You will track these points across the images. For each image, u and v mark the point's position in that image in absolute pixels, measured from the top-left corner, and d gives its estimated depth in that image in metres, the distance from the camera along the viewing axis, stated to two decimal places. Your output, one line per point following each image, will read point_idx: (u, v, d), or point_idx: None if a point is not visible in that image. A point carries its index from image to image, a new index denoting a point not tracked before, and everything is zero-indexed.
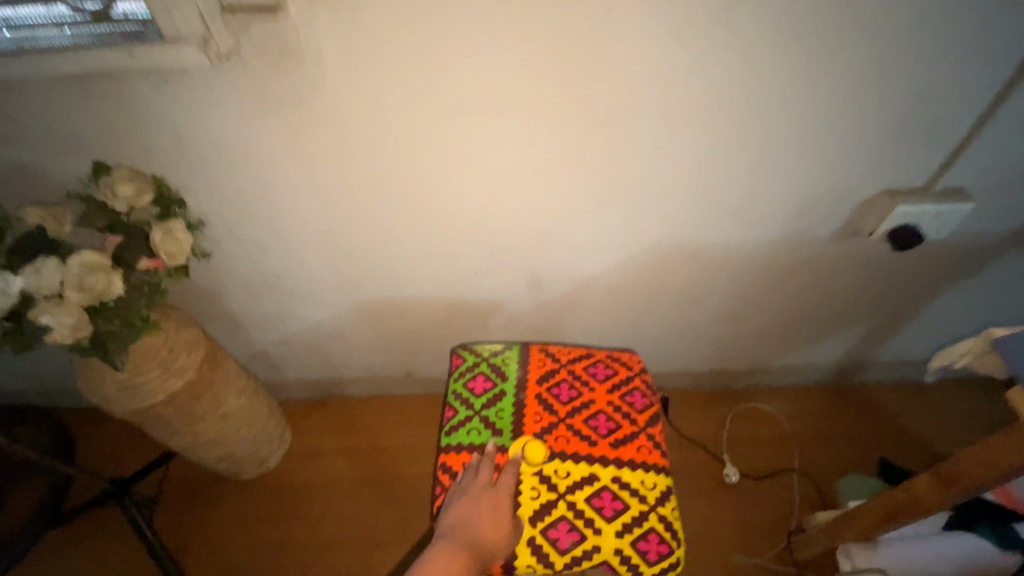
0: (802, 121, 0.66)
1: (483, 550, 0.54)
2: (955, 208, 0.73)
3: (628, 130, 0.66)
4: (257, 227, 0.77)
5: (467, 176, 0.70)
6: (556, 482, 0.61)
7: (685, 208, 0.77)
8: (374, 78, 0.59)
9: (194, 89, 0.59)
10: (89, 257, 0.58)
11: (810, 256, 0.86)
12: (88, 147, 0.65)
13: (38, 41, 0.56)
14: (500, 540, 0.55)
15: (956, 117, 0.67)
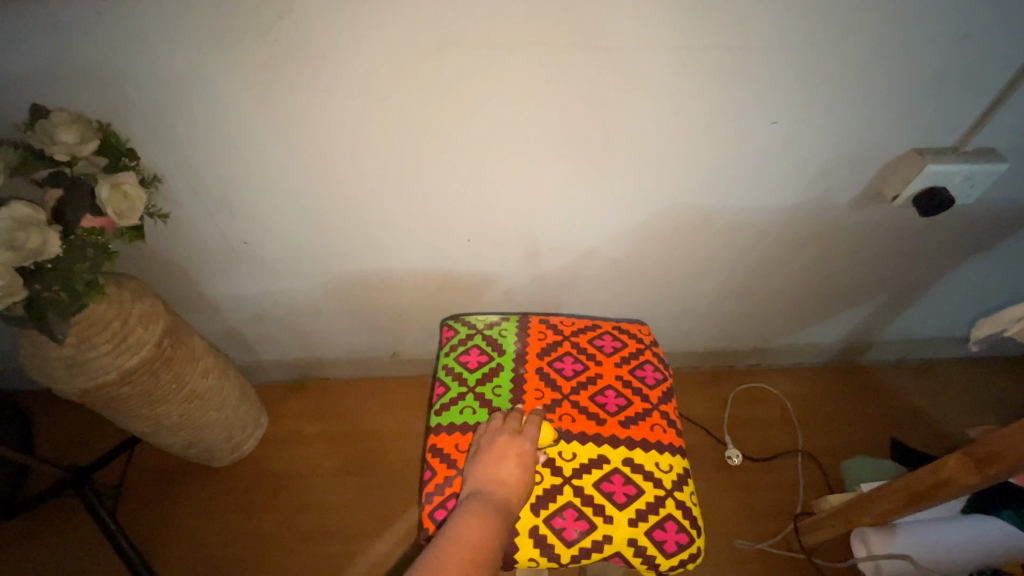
0: (827, 70, 0.60)
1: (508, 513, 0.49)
2: (984, 167, 0.68)
3: (641, 74, 0.59)
4: (222, 187, 0.69)
5: (458, 128, 0.63)
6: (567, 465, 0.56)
7: (699, 169, 0.71)
8: (353, 3, 0.51)
9: (145, 13, 0.51)
10: (19, 210, 0.50)
11: (827, 224, 0.81)
12: (23, 87, 0.57)
13: None
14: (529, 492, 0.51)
15: (993, 67, 0.61)
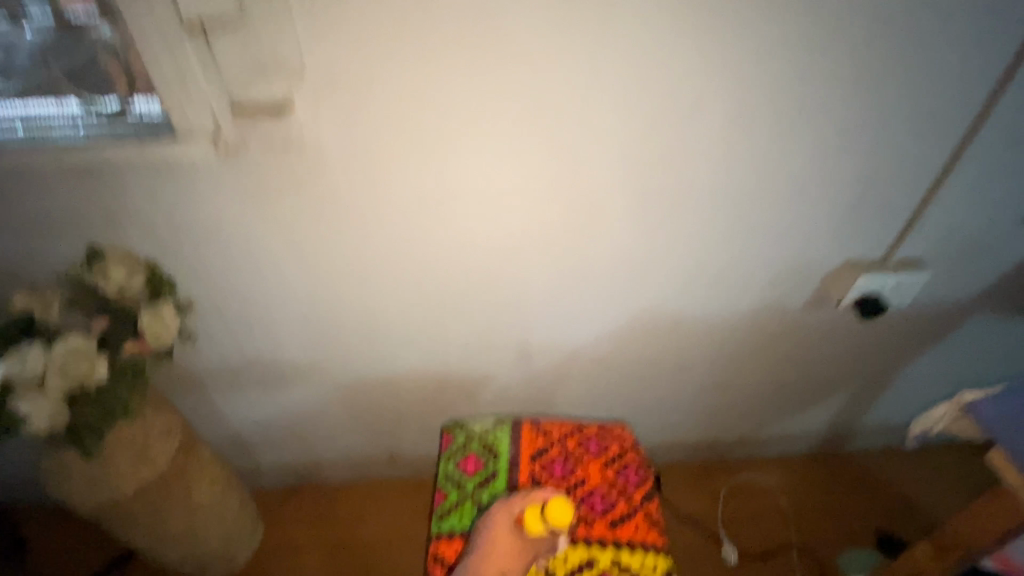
0: (762, 202, 0.73)
1: None
2: (910, 276, 0.81)
3: (609, 209, 0.71)
4: (246, 307, 0.77)
5: (456, 256, 0.74)
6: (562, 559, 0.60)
7: (666, 280, 0.81)
8: (372, 167, 0.63)
9: (200, 180, 0.62)
10: (74, 341, 0.57)
11: (787, 325, 0.90)
12: (86, 234, 0.67)
13: (54, 138, 0.60)
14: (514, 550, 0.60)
15: (899, 196, 0.74)
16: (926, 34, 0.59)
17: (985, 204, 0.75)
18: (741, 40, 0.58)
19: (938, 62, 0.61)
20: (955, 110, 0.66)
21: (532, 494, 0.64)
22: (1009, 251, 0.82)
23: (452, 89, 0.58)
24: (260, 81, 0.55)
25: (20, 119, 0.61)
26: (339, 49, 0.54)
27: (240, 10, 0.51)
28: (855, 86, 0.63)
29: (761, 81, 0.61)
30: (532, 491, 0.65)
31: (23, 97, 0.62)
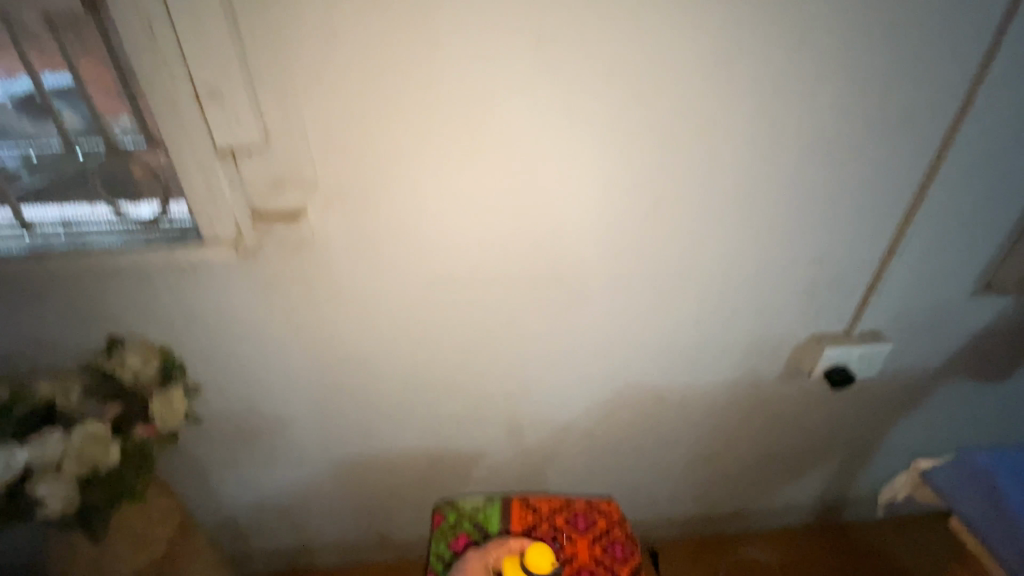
0: (728, 284, 0.80)
1: None
2: (872, 347, 0.86)
3: (588, 295, 0.78)
4: (251, 389, 0.82)
5: (448, 338, 0.80)
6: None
7: (646, 356, 0.87)
8: (374, 262, 0.71)
9: (218, 276, 0.69)
10: (92, 427, 0.61)
11: (765, 396, 0.95)
12: (110, 324, 0.73)
13: (92, 243, 0.67)
14: None
15: (853, 277, 0.81)
16: (854, 143, 0.69)
17: (932, 282, 0.83)
18: (696, 152, 0.67)
19: (868, 166, 0.71)
20: (890, 203, 0.75)
21: (507, 543, 0.68)
22: (965, 325, 0.88)
23: (445, 196, 0.66)
24: (279, 193, 0.64)
25: (59, 223, 0.68)
26: (347, 167, 0.63)
27: (265, 139, 0.60)
28: (800, 186, 0.72)
29: (716, 184, 0.70)
30: (508, 541, 0.69)
31: (63, 203, 0.68)
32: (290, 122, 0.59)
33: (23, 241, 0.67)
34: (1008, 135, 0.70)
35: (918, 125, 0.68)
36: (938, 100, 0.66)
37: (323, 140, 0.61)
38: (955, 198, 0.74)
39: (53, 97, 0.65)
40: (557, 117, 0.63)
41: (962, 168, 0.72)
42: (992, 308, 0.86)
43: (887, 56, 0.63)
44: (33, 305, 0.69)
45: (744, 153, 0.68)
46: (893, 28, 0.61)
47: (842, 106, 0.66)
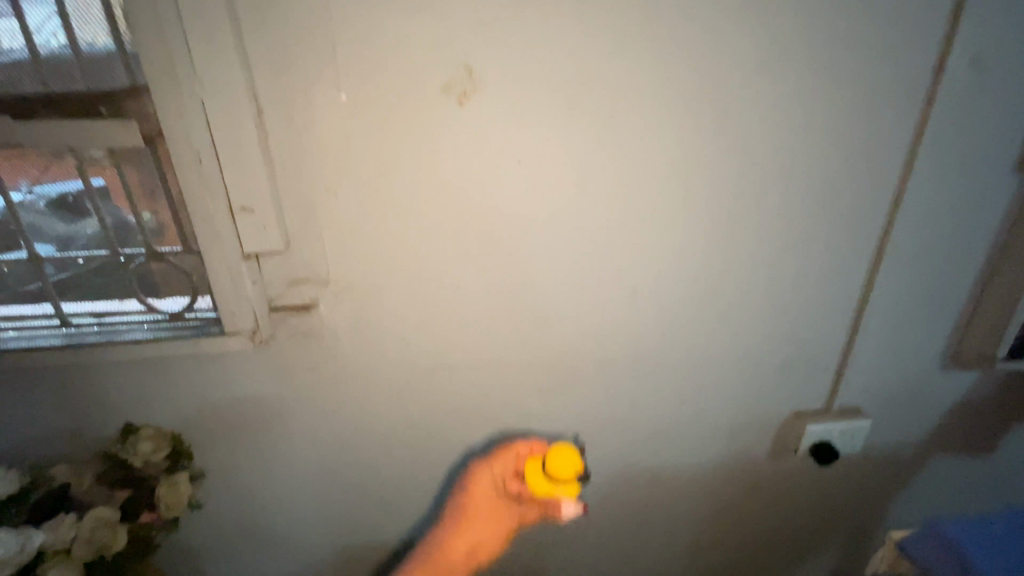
0: (709, 364, 0.85)
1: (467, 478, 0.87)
2: (853, 424, 0.90)
3: (578, 375, 0.83)
4: (254, 474, 0.85)
5: (447, 419, 0.84)
6: (577, 507, 0.80)
7: (637, 435, 0.90)
8: (378, 348, 0.77)
9: (234, 364, 0.75)
10: (102, 510, 0.65)
11: (757, 473, 0.96)
12: (129, 411, 0.77)
13: (122, 336, 0.73)
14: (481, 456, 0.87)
15: (826, 355, 0.86)
16: (809, 236, 0.77)
17: (902, 359, 0.88)
18: (668, 245, 0.75)
19: (825, 255, 0.78)
20: (850, 287, 0.81)
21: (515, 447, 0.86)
22: (941, 399, 0.92)
23: (445, 287, 0.73)
24: (295, 289, 0.71)
25: (91, 317, 0.74)
26: (354, 269, 0.71)
27: (285, 243, 0.68)
28: (765, 274, 0.79)
29: (688, 273, 0.77)
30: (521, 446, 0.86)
31: (94, 300, 0.74)
32: (308, 228, 0.67)
33: (60, 333, 0.73)
34: (942, 228, 0.78)
35: (865, 220, 0.76)
36: (879, 198, 0.75)
37: (337, 242, 0.69)
38: (909, 282, 0.81)
39: (97, 201, 0.68)
40: (544, 219, 0.71)
41: (906, 257, 0.79)
42: (964, 382, 0.91)
43: (827, 163, 0.72)
44: (62, 393, 0.75)
45: (712, 246, 0.76)
46: (827, 141, 0.71)
47: (793, 205, 0.74)
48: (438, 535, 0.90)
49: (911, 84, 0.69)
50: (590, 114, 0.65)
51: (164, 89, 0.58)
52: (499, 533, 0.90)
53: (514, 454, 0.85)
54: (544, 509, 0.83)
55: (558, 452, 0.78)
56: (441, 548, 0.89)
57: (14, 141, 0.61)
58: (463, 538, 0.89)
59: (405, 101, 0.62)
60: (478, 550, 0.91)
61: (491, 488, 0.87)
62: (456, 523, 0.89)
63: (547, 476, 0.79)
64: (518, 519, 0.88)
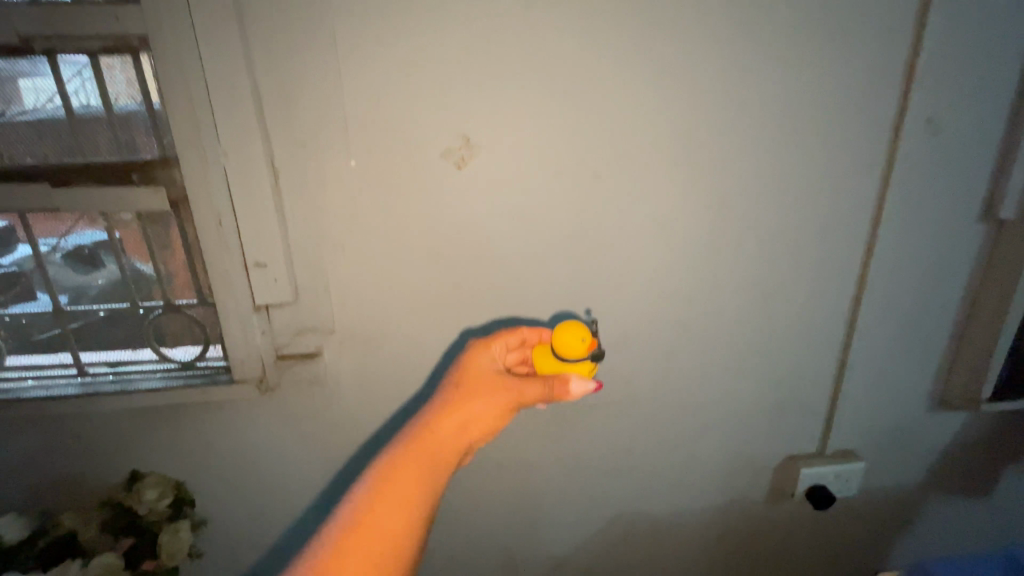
0: (701, 408, 0.87)
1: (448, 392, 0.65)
2: (848, 467, 0.91)
3: (573, 419, 0.85)
4: (257, 521, 0.86)
5: None
6: (588, 386, 0.65)
7: (633, 479, 0.91)
8: (379, 393, 0.79)
9: (240, 411, 0.78)
10: (106, 559, 0.67)
11: (755, 517, 0.97)
12: (138, 458, 0.80)
13: (136, 384, 0.76)
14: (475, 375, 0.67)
15: (815, 398, 0.89)
16: (788, 284, 0.81)
17: (889, 401, 0.90)
18: (655, 293, 0.79)
19: (805, 301, 0.82)
20: (832, 332, 0.85)
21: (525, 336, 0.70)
22: (932, 440, 0.93)
23: (443, 333, 0.77)
24: (301, 338, 0.75)
25: (106, 367, 0.77)
26: (357, 318, 0.75)
27: (293, 294, 0.72)
28: (750, 320, 0.82)
29: (675, 320, 0.81)
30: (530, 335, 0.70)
31: (108, 349, 0.77)
32: (315, 280, 0.72)
33: (77, 383, 0.76)
34: (916, 275, 0.82)
35: (841, 268, 0.81)
36: (852, 248, 0.79)
37: (342, 293, 0.73)
38: (889, 326, 0.85)
39: (120, 254, 0.73)
40: (536, 269, 0.75)
41: (884, 302, 0.83)
42: (953, 423, 0.93)
43: (800, 215, 0.77)
44: (76, 441, 0.78)
45: (696, 294, 0.80)
46: (798, 195, 0.76)
47: (772, 254, 0.79)
48: (420, 426, 0.61)
49: (874, 143, 0.74)
50: (575, 174, 0.71)
51: (191, 159, 0.64)
52: (501, 413, 0.64)
53: (522, 337, 0.70)
54: (548, 388, 0.65)
55: (566, 326, 0.65)
56: (425, 430, 0.60)
57: (50, 206, 0.67)
58: (455, 413, 0.62)
59: (407, 165, 0.68)
60: (480, 436, 0.64)
61: (495, 364, 0.67)
62: (447, 406, 0.62)
63: (554, 353, 0.66)
64: (523, 396, 0.64)
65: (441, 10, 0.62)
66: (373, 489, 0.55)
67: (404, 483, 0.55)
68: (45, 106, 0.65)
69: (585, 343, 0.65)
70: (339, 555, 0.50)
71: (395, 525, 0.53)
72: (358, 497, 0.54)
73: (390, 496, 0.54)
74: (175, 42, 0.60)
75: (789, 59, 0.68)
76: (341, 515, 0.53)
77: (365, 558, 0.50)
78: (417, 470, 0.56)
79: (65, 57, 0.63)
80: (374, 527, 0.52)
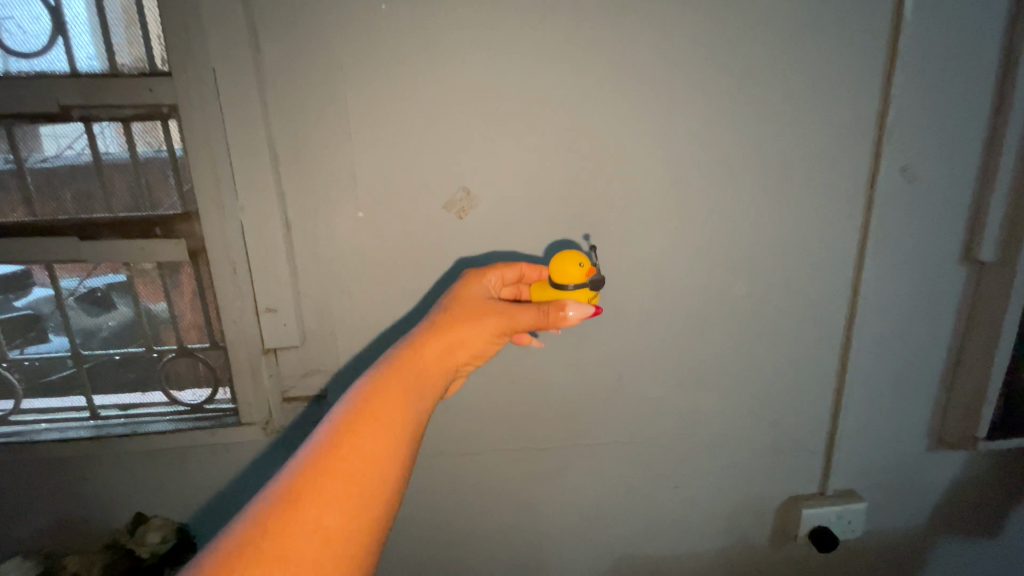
0: (700, 446, 0.88)
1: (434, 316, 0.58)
2: (851, 508, 0.91)
3: (573, 459, 0.87)
4: None
5: (448, 503, 0.87)
6: (586, 311, 0.60)
7: (634, 520, 0.92)
8: None
9: (246, 452, 0.80)
10: None
11: (759, 559, 0.97)
12: (146, 500, 0.82)
13: (146, 426, 0.78)
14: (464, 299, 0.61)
15: (813, 437, 0.90)
16: (779, 325, 0.83)
17: (887, 439, 0.90)
18: (650, 334, 0.81)
19: (797, 341, 0.84)
20: (826, 371, 0.86)
21: (518, 270, 0.66)
22: (933, 479, 0.94)
23: None
24: (307, 380, 0.77)
25: (117, 410, 0.80)
26: (362, 359, 0.78)
27: (301, 337, 0.75)
28: (743, 359, 0.84)
29: (670, 359, 0.83)
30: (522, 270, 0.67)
31: (120, 392, 0.80)
32: (322, 324, 0.75)
33: (88, 425, 0.79)
34: (903, 315, 0.84)
35: (829, 309, 0.83)
36: (839, 289, 0.82)
37: (348, 336, 0.76)
38: (881, 365, 0.87)
39: (137, 299, 0.76)
40: None
41: (874, 342, 0.85)
42: (953, 462, 0.93)
43: (786, 257, 0.80)
44: (87, 483, 0.80)
45: (690, 335, 0.82)
46: (783, 240, 0.79)
47: (761, 295, 0.81)
48: (402, 351, 0.53)
49: (853, 191, 0.78)
50: (570, 220, 0.75)
51: (210, 212, 0.69)
52: (492, 339, 0.58)
53: (520, 273, 0.67)
54: (543, 314, 0.59)
55: (564, 254, 0.64)
56: (408, 355, 0.52)
57: (76, 256, 0.71)
58: (442, 337, 0.55)
59: (412, 216, 0.72)
60: (466, 364, 0.58)
61: (487, 294, 0.62)
62: (431, 331, 0.55)
63: (553, 283, 0.64)
64: (516, 322, 0.59)
65: (443, 76, 0.67)
66: (352, 410, 0.45)
67: (388, 402, 0.46)
68: (75, 162, 0.70)
69: (583, 270, 0.63)
70: (314, 481, 0.40)
71: (381, 445, 0.43)
72: (335, 419, 0.45)
73: (374, 415, 0.45)
74: (200, 107, 0.65)
75: (766, 115, 0.73)
76: (314, 439, 0.43)
77: (345, 483, 0.40)
78: (402, 390, 0.48)
79: (100, 123, 0.69)
80: (356, 448, 0.42)
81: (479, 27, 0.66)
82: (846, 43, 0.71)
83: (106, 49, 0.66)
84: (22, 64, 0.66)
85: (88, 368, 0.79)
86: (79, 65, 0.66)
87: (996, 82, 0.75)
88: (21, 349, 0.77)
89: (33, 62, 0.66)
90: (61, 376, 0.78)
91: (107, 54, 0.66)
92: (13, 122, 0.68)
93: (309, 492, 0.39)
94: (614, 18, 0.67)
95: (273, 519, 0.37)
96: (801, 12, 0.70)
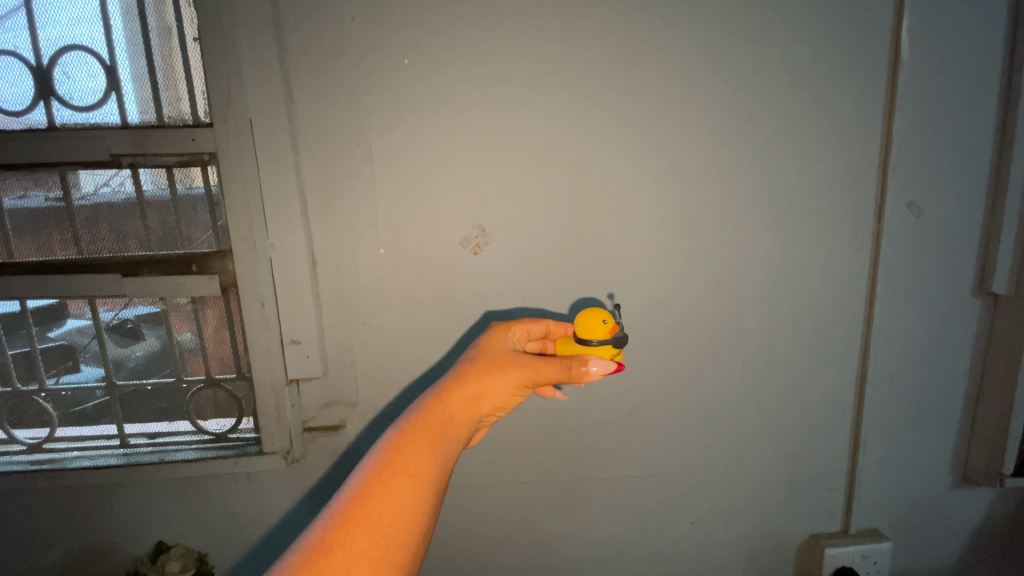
0: (717, 480, 0.88)
1: (461, 363, 0.59)
2: (876, 547, 0.88)
3: (588, 492, 0.86)
4: None
5: (464, 537, 0.87)
6: (608, 367, 0.59)
7: (652, 556, 0.90)
8: None
9: (267, 480, 0.82)
10: None
11: None
12: (170, 527, 0.84)
13: (173, 455, 0.81)
14: (489, 347, 0.62)
15: (832, 473, 0.88)
16: (793, 357, 0.83)
17: (910, 475, 0.89)
18: (662, 366, 0.82)
19: (811, 373, 0.84)
20: (843, 404, 0.86)
21: (542, 324, 0.68)
22: (961, 517, 0.91)
23: None
24: (327, 410, 0.80)
25: (145, 438, 0.83)
26: (380, 390, 0.80)
27: (323, 368, 0.78)
28: (758, 391, 0.84)
29: (684, 391, 0.83)
30: (547, 326, 0.68)
31: (148, 422, 0.83)
32: (342, 355, 0.78)
33: (118, 453, 0.82)
34: (918, 349, 0.84)
35: (843, 341, 0.83)
36: (853, 321, 0.83)
37: (368, 367, 0.79)
38: (900, 399, 0.86)
39: (171, 332, 0.80)
40: None
41: (890, 375, 0.85)
42: (981, 500, 0.90)
43: (797, 290, 0.81)
44: (113, 509, 0.83)
45: (703, 367, 0.83)
46: (793, 273, 0.80)
47: (774, 328, 0.82)
48: (429, 401, 0.53)
49: (860, 224, 0.79)
50: (583, 254, 0.77)
51: (242, 250, 0.73)
52: (516, 391, 0.58)
53: (546, 328, 0.69)
54: (565, 369, 0.58)
55: (588, 312, 0.65)
56: (434, 404, 0.53)
57: (118, 291, 0.76)
58: (469, 386, 0.56)
59: (431, 252, 0.76)
60: (489, 414, 0.58)
61: (512, 346, 0.64)
62: (457, 380, 0.56)
63: (576, 338, 0.65)
64: (540, 375, 0.59)
65: (463, 123, 0.72)
66: (382, 459, 0.46)
67: (415, 454, 0.47)
68: (120, 204, 0.76)
69: (606, 327, 0.65)
70: (346, 531, 0.41)
71: (407, 497, 0.44)
72: (366, 468, 0.46)
73: (403, 466, 0.46)
74: (237, 153, 0.70)
75: (771, 154, 0.76)
76: (346, 487, 0.44)
77: (374, 533, 0.41)
78: (429, 442, 0.49)
79: (145, 169, 0.75)
80: (385, 499, 0.43)
81: (497, 76, 0.71)
82: (845, 84, 0.75)
83: (155, 103, 0.73)
84: (78, 116, 0.72)
85: (120, 398, 0.82)
86: (130, 117, 0.73)
87: (997, 122, 0.77)
88: (59, 380, 0.81)
89: (88, 114, 0.72)
90: (94, 405, 0.82)
91: (156, 107, 0.73)
92: (66, 168, 0.74)
93: (341, 543, 0.40)
94: (623, 66, 0.72)
95: (306, 569, 0.38)
96: (801, 57, 0.73)
